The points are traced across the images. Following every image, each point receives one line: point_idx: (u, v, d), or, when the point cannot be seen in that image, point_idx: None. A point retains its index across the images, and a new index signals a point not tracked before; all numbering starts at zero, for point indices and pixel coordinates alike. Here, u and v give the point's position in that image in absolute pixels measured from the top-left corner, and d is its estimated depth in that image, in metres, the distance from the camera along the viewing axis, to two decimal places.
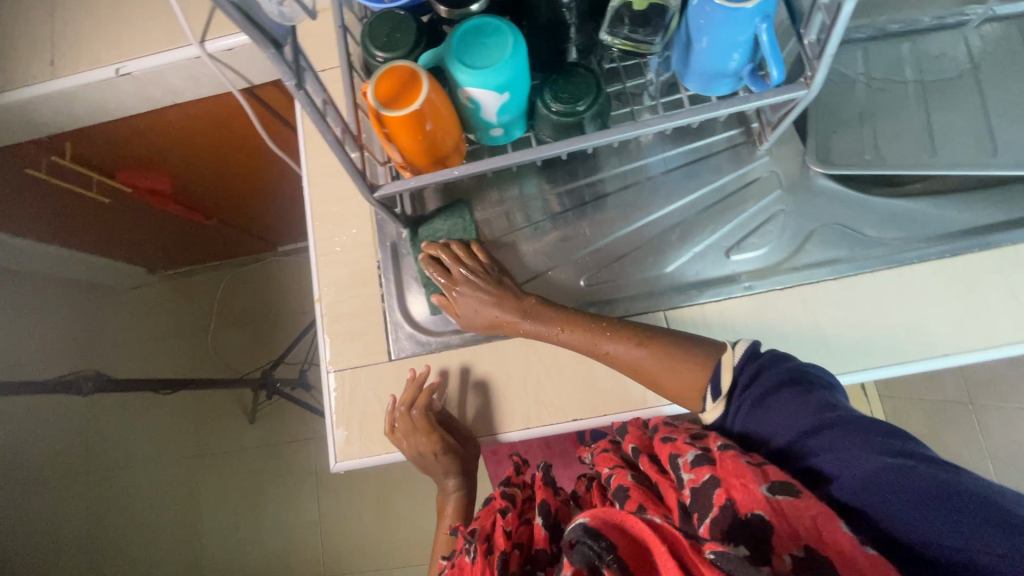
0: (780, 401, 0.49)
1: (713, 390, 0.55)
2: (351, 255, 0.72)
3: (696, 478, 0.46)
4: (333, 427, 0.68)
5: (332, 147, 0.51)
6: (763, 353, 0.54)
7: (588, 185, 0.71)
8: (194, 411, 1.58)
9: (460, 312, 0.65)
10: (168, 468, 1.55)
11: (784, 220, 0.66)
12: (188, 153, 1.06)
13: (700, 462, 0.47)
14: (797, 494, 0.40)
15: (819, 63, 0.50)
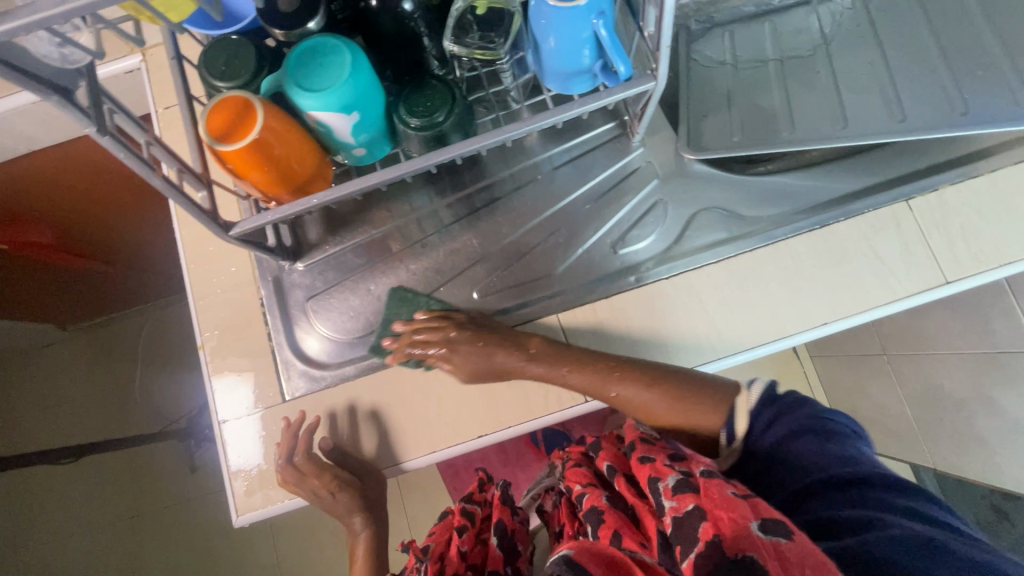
0: (808, 451, 0.50)
1: (727, 432, 0.55)
2: (231, 295, 0.68)
3: (679, 507, 0.46)
4: (230, 480, 0.64)
5: (166, 192, 0.47)
6: (780, 396, 0.55)
7: (478, 191, 0.70)
8: (128, 469, 1.48)
9: (460, 370, 0.60)
10: (103, 536, 1.44)
11: (666, 209, 0.67)
12: (64, 201, 0.98)
13: (683, 490, 0.48)
14: (790, 535, 0.39)
15: (660, 55, 0.51)
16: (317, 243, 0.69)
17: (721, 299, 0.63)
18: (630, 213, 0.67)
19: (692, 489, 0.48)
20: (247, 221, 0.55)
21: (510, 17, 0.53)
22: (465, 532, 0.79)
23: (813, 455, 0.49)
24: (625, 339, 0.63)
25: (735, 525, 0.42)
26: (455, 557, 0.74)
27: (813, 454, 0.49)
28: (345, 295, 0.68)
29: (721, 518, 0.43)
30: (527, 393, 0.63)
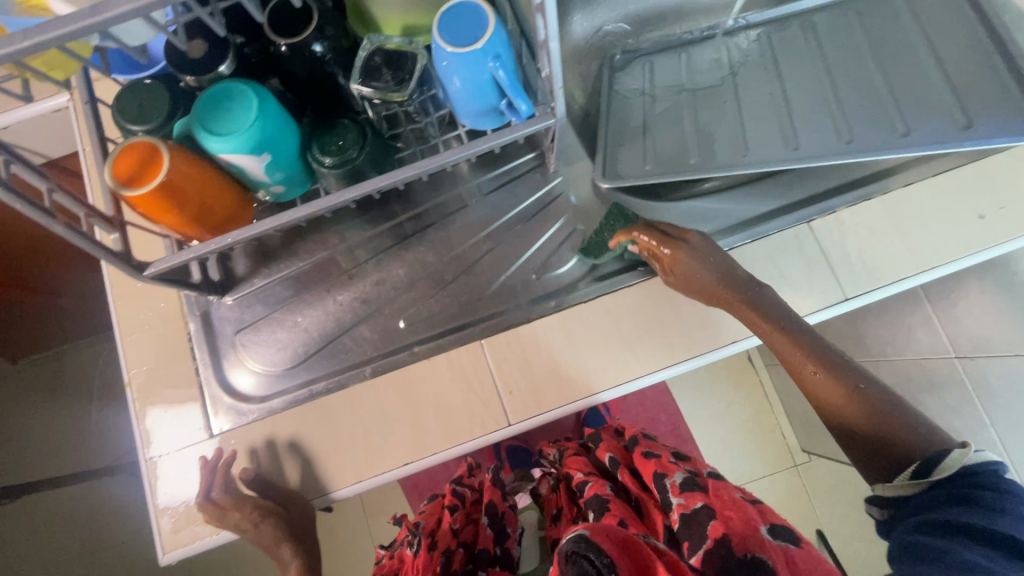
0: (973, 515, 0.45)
1: (921, 468, 0.49)
2: (159, 330, 0.69)
3: (686, 503, 0.60)
4: (156, 519, 0.64)
5: (69, 237, 0.48)
6: (995, 477, 0.46)
7: (410, 219, 0.72)
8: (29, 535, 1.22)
9: (677, 272, 0.61)
10: None
11: (583, 237, 0.70)
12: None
13: (689, 490, 0.62)
14: (798, 544, 0.52)
15: (555, 95, 0.54)
16: (245, 276, 0.70)
17: (635, 322, 0.66)
18: (550, 241, 0.70)
19: (698, 490, 0.62)
20: (163, 260, 0.56)
21: (415, 60, 0.57)
22: (457, 510, 0.78)
23: (963, 506, 0.46)
24: (547, 363, 0.65)
25: (743, 522, 0.54)
26: (445, 532, 0.73)
27: (965, 506, 0.45)
28: (273, 328, 0.69)
29: (730, 515, 0.56)
30: (451, 419, 0.64)
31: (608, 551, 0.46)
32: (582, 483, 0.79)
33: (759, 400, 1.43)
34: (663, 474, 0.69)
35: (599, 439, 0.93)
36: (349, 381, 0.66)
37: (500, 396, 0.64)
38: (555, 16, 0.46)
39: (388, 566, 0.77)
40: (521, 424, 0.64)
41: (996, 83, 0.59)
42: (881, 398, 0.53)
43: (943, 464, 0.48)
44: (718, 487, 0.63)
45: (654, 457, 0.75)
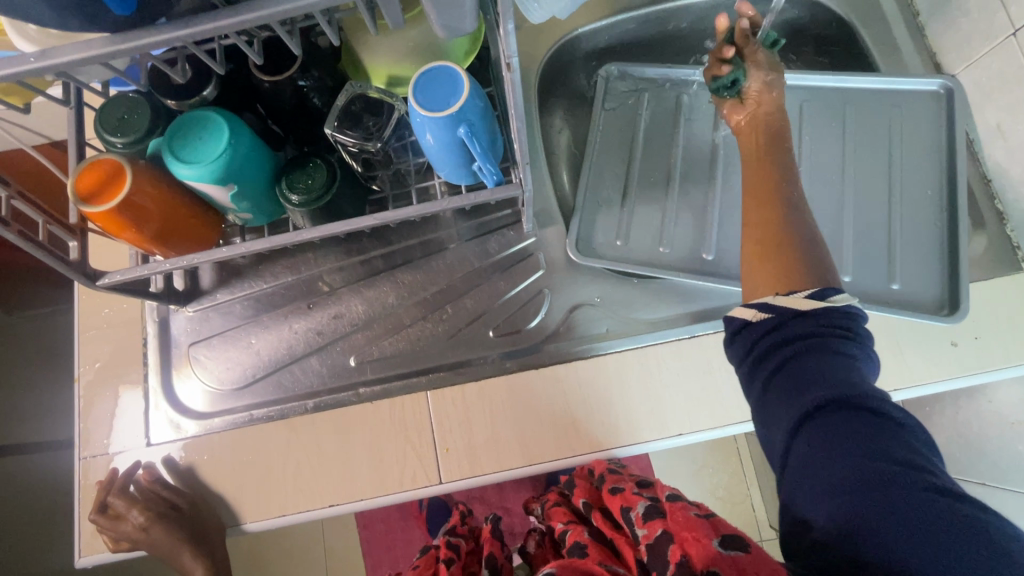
0: (813, 373, 0.43)
1: (812, 291, 0.45)
2: (117, 331, 0.69)
3: (649, 530, 0.60)
4: (78, 521, 0.64)
5: (21, 245, 0.48)
6: (829, 310, 0.45)
7: (383, 255, 0.72)
8: None
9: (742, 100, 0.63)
10: None
11: (547, 300, 0.69)
12: None
13: (652, 518, 0.61)
14: (747, 549, 0.48)
15: (524, 168, 0.55)
16: (208, 290, 0.71)
17: (584, 395, 0.65)
18: (514, 299, 0.70)
19: (660, 513, 0.62)
20: (118, 272, 0.57)
21: (394, 111, 0.57)
22: (453, 565, 0.81)
23: (818, 376, 0.42)
24: (487, 427, 0.64)
25: (699, 544, 0.51)
26: None
27: (821, 379, 0.42)
28: (227, 345, 0.69)
29: (687, 536, 0.54)
30: (383, 466, 0.63)
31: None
32: (561, 532, 0.77)
33: (734, 470, 1.39)
34: (628, 504, 0.68)
35: (571, 483, 0.92)
36: (291, 413, 0.66)
37: (435, 451, 0.64)
38: (522, 101, 0.46)
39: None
40: (452, 483, 0.63)
41: (950, 231, 0.64)
42: (813, 253, 0.49)
43: (831, 297, 0.45)
44: (677, 505, 0.60)
45: (621, 489, 0.73)
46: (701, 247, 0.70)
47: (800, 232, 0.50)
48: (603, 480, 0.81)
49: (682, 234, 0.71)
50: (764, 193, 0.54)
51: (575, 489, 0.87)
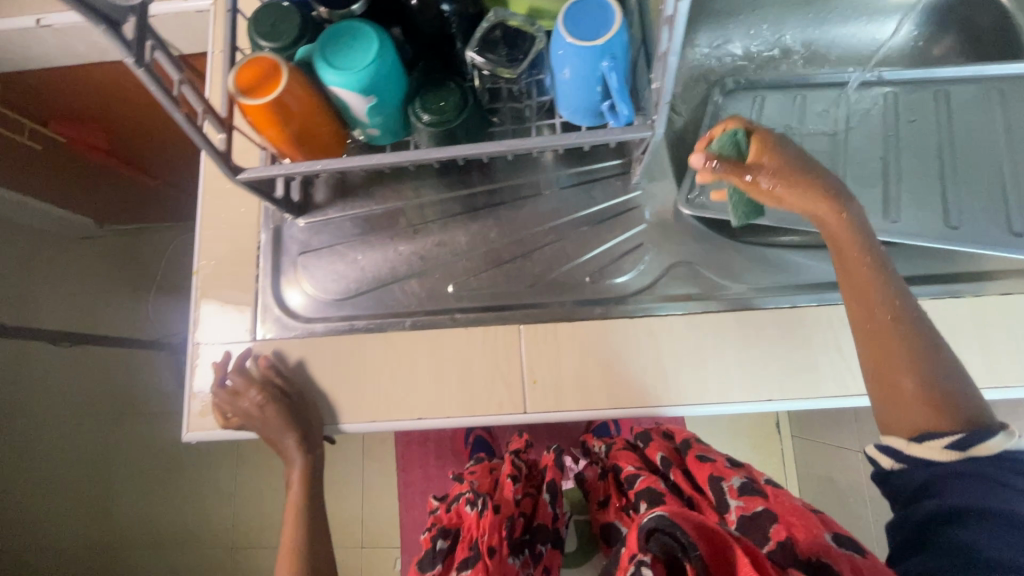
0: (977, 503, 0.44)
1: (961, 439, 0.45)
2: (234, 232, 0.73)
3: (747, 506, 0.67)
4: (188, 397, 0.69)
5: (184, 127, 0.52)
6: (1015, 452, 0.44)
7: (484, 193, 0.74)
8: (112, 372, 1.62)
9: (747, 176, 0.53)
10: (87, 427, 1.63)
11: (646, 253, 0.70)
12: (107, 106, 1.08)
13: (750, 495, 0.68)
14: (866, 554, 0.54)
15: (659, 108, 0.53)
16: (321, 204, 0.74)
17: (677, 350, 0.65)
18: (613, 249, 0.70)
19: (758, 494, 0.68)
20: (254, 169, 0.60)
21: (535, 43, 0.58)
22: (518, 482, 0.94)
23: (977, 505, 0.43)
24: (577, 367, 0.66)
25: (809, 532, 0.59)
26: (510, 503, 0.88)
27: (977, 505, 0.43)
28: (333, 259, 0.72)
29: (793, 522, 0.61)
30: (472, 389, 0.66)
31: (691, 528, 0.52)
32: (633, 476, 0.82)
33: (777, 469, 1.37)
34: (721, 476, 0.73)
35: (646, 437, 0.94)
36: (386, 328, 0.69)
37: (523, 382, 0.66)
38: (682, 33, 0.46)
39: (451, 516, 0.91)
40: (537, 415, 0.65)
41: None
42: (956, 391, 0.47)
43: (982, 442, 0.45)
44: (778, 495, 0.67)
45: (710, 461, 0.78)
46: None
47: (935, 370, 0.47)
48: (687, 447, 0.85)
49: None
50: (884, 323, 0.50)
51: (652, 446, 0.90)
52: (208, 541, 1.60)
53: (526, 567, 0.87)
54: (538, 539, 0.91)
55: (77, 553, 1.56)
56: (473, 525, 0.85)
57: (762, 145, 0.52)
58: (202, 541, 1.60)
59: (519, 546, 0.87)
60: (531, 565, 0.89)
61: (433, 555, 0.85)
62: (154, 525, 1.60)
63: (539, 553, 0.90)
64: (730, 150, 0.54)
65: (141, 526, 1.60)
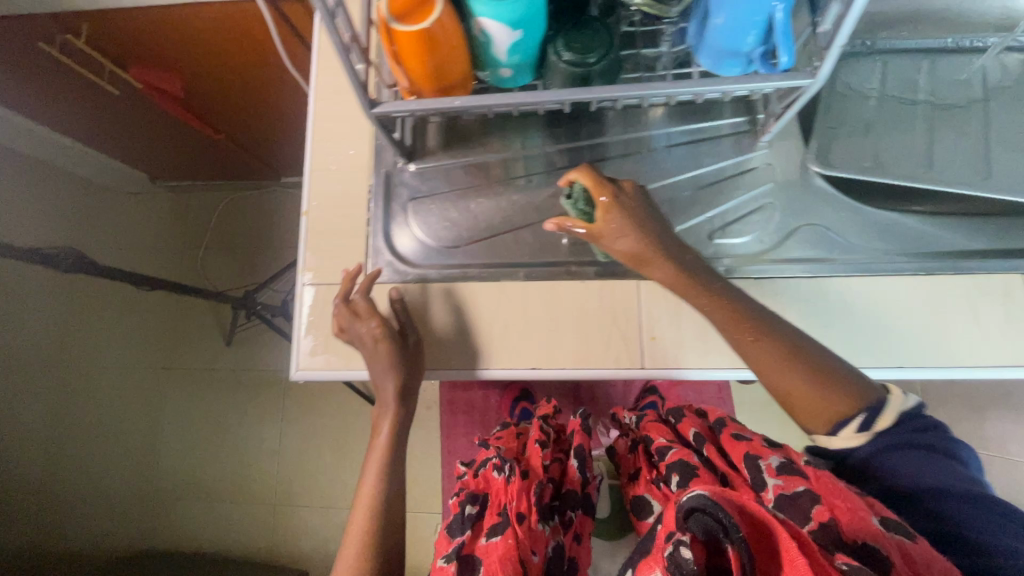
0: (916, 466, 0.48)
1: (864, 420, 0.49)
2: (345, 175, 0.72)
3: (786, 486, 0.52)
4: (300, 336, 0.69)
5: (338, 52, 0.51)
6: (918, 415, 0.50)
7: (590, 147, 0.73)
8: (176, 322, 1.72)
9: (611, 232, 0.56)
10: (143, 374, 1.70)
11: (772, 215, 0.68)
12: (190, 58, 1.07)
13: (789, 474, 0.53)
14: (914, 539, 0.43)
15: (828, 54, 0.50)
16: (433, 150, 0.73)
17: (805, 313, 0.63)
18: (734, 208, 0.68)
19: (797, 473, 0.53)
20: (391, 104, 0.59)
21: None
22: (546, 448, 0.88)
23: (916, 468, 0.48)
24: (698, 326, 0.64)
25: (853, 513, 0.45)
26: (540, 467, 0.83)
27: (915, 471, 0.48)
28: (445, 207, 0.72)
29: (837, 503, 0.47)
30: (589, 342, 0.65)
31: (732, 512, 0.44)
32: (665, 449, 0.73)
33: None
34: (756, 454, 0.59)
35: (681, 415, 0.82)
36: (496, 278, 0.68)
37: (642, 338, 0.65)
38: None
39: (481, 480, 0.84)
40: (655, 372, 0.64)
41: None
42: (829, 379, 0.51)
43: (883, 414, 0.49)
44: (818, 474, 0.52)
45: (746, 440, 0.64)
46: (979, 173, 0.65)
47: (826, 370, 0.51)
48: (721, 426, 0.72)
49: (953, 162, 0.66)
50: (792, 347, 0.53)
51: (683, 424, 0.78)
52: (254, 490, 1.65)
53: (558, 536, 0.78)
54: (569, 508, 0.81)
55: (135, 493, 1.67)
56: (500, 491, 0.78)
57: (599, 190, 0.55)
58: (249, 491, 1.65)
59: (547, 512, 0.79)
60: (563, 533, 0.79)
61: (461, 521, 0.77)
62: (205, 471, 1.68)
63: (570, 522, 0.80)
64: (579, 204, 0.58)
65: (195, 471, 1.68)
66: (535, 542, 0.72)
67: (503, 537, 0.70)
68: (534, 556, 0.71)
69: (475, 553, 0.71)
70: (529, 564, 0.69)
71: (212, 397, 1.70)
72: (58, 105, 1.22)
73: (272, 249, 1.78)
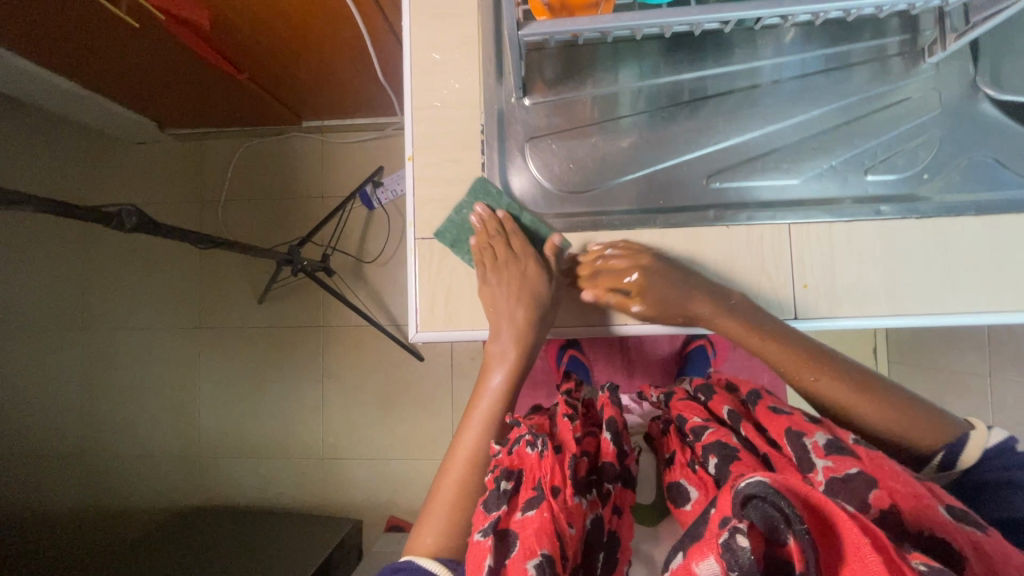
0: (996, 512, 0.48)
1: (944, 456, 0.51)
2: (454, 113, 0.64)
3: (838, 469, 0.43)
4: (416, 294, 0.63)
5: None
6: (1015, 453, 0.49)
7: (721, 76, 0.64)
8: (200, 279, 1.59)
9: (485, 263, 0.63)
10: (172, 335, 1.60)
11: (937, 145, 0.61)
12: None
13: (839, 453, 0.45)
14: (990, 534, 0.37)
15: None
16: (550, 83, 0.65)
17: (968, 256, 0.59)
18: (894, 141, 0.61)
19: (848, 453, 0.44)
20: (539, 24, 0.51)
21: None
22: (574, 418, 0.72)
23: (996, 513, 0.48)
24: (853, 272, 0.60)
25: (917, 504, 0.39)
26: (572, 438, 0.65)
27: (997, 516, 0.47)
28: (567, 145, 0.64)
29: (893, 487, 0.41)
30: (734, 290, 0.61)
31: (794, 500, 0.36)
32: (699, 428, 0.57)
33: None
34: (799, 430, 0.48)
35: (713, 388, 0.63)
36: (628, 226, 0.62)
37: (793, 286, 0.61)
38: None
39: (516, 459, 0.61)
40: (808, 321, 0.60)
41: None
42: (906, 407, 0.53)
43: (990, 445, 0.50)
44: (872, 455, 0.44)
45: (787, 413, 0.51)
46: None
47: (894, 397, 0.54)
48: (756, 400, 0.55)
49: None
50: (839, 372, 0.57)
51: (713, 400, 0.61)
52: (299, 452, 1.58)
53: (597, 510, 0.61)
54: (606, 481, 0.63)
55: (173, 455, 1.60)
56: (533, 467, 0.60)
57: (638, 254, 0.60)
58: (294, 452, 1.58)
59: (587, 486, 0.62)
60: (604, 506, 0.62)
61: (496, 497, 0.58)
62: (245, 433, 1.59)
63: (610, 494, 0.62)
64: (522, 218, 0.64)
65: (234, 434, 1.59)
66: (570, 514, 0.56)
67: (539, 509, 0.55)
68: (572, 529, 0.56)
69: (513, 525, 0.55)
70: (565, 540, 0.54)
71: (245, 356, 1.60)
72: (62, 42, 1.08)
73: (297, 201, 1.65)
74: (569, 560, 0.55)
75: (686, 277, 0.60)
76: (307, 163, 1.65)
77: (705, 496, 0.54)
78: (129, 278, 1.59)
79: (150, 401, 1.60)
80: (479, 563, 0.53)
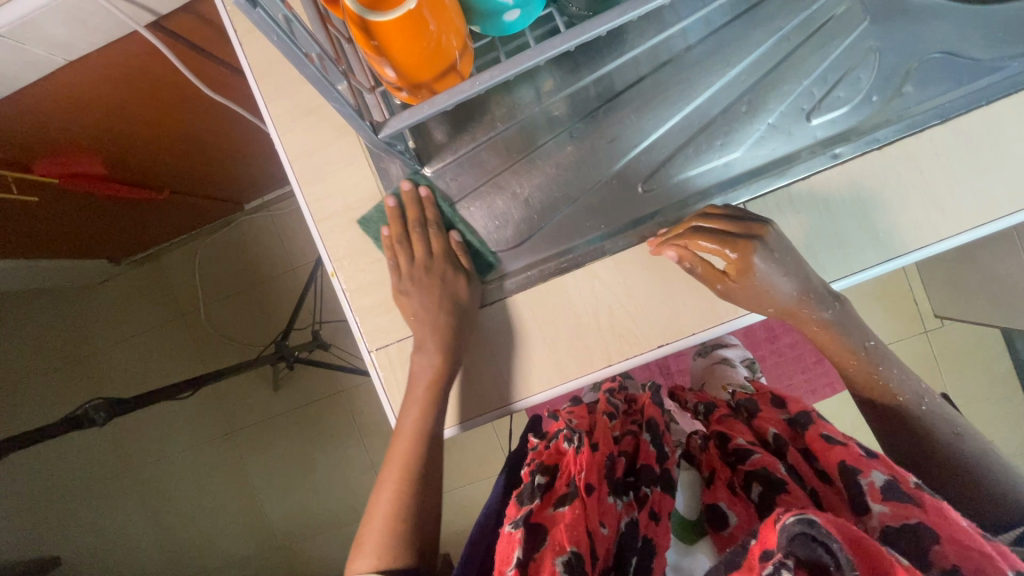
0: None
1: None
2: (356, 214, 0.61)
3: (896, 515, 0.39)
4: (391, 406, 0.60)
5: (320, 85, 0.38)
6: None
7: (618, 69, 0.57)
8: (211, 405, 1.38)
9: None
10: (202, 475, 1.39)
11: (876, 61, 0.54)
12: (98, 134, 0.85)
13: (901, 499, 0.39)
14: None
15: None
16: (446, 144, 0.59)
17: (956, 163, 0.51)
18: (825, 76, 0.55)
19: (911, 500, 0.39)
20: (400, 119, 0.42)
21: None
22: (614, 418, 0.66)
23: None
24: (826, 228, 0.53)
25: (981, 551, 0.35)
26: (605, 436, 0.59)
27: None
28: (485, 204, 0.59)
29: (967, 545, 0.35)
30: (709, 297, 0.55)
31: (830, 525, 0.33)
32: (744, 450, 0.53)
33: None
34: (856, 469, 0.44)
35: (756, 403, 0.61)
36: (576, 266, 0.57)
37: None
38: None
39: (551, 452, 0.58)
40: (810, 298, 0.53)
41: None
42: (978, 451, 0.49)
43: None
44: (937, 504, 0.38)
45: (841, 441, 0.48)
46: None
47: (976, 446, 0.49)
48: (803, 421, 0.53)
49: None
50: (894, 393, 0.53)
51: (760, 420, 0.58)
52: None
53: (631, 513, 0.52)
54: (643, 484, 0.55)
55: None
56: (569, 463, 0.55)
57: (738, 247, 0.51)
58: None
59: (622, 488, 0.55)
60: (639, 510, 0.53)
61: (530, 490, 0.52)
62: (315, 543, 1.35)
63: (647, 497, 0.53)
64: None
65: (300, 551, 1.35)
66: (604, 512, 0.50)
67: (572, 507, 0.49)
68: (604, 528, 0.49)
69: (546, 520, 0.48)
70: (597, 540, 0.47)
71: (281, 442, 1.35)
72: None
73: (274, 279, 1.40)
74: (603, 563, 0.48)
75: (780, 274, 0.51)
76: (263, 240, 1.40)
77: (747, 523, 0.50)
78: (132, 428, 1.40)
79: (206, 554, 1.39)
80: (507, 558, 0.46)
